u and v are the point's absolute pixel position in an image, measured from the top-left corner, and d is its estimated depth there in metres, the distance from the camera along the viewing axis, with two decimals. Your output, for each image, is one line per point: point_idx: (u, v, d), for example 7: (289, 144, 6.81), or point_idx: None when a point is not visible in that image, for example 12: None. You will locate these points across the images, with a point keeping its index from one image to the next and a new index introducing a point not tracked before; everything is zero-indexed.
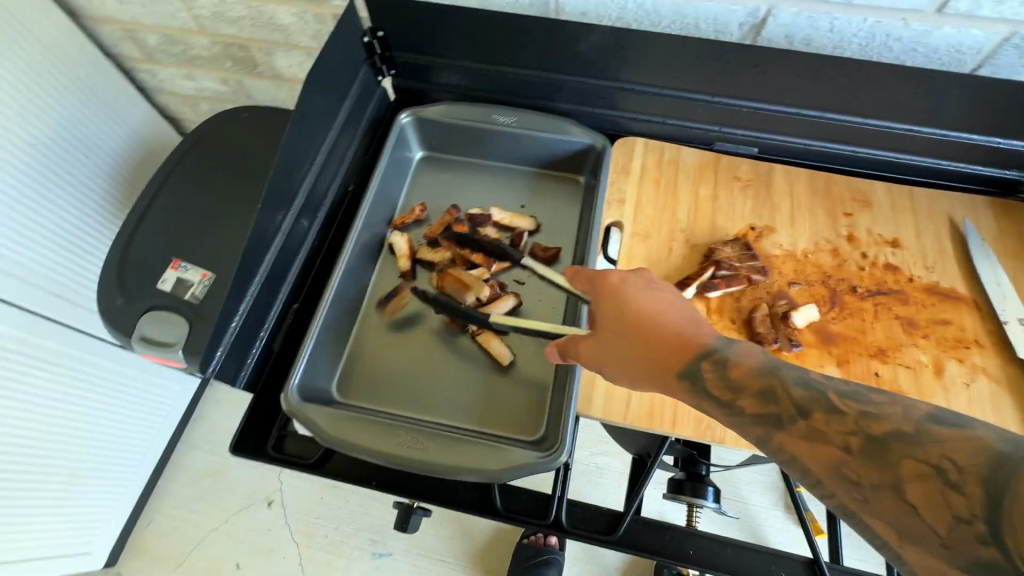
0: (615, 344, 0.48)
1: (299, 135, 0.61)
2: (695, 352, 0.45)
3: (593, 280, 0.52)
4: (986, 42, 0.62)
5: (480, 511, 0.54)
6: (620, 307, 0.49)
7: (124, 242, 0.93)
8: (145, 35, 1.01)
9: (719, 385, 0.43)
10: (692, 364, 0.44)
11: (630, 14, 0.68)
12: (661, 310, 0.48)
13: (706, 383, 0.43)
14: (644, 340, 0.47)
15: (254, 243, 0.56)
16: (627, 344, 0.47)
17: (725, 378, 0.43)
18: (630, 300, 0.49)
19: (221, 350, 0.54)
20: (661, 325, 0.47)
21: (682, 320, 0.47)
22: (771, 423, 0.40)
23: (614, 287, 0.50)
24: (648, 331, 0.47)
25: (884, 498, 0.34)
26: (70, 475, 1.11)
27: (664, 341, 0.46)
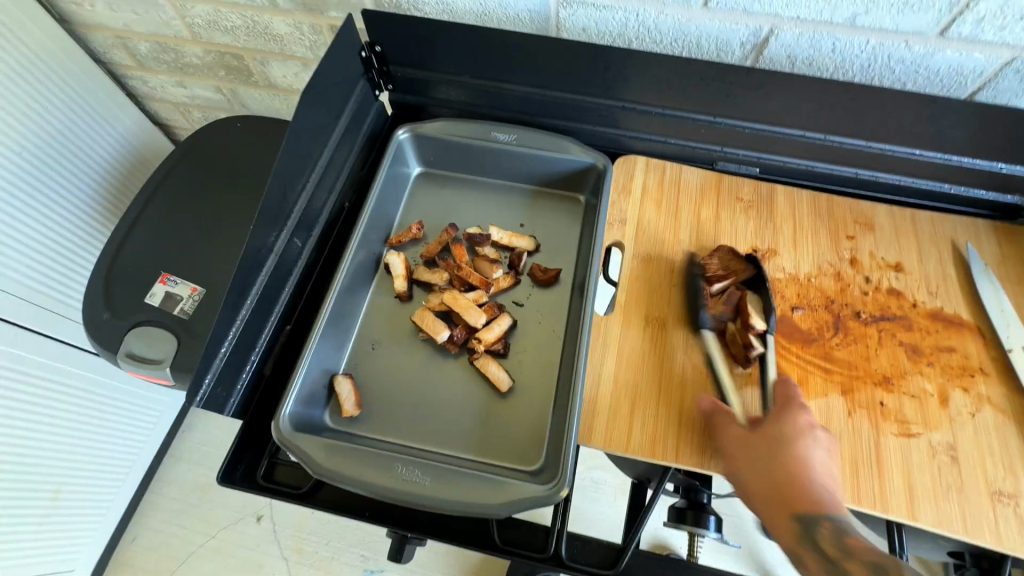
0: (757, 449, 0.51)
1: (293, 151, 0.59)
2: (821, 508, 0.47)
3: (788, 396, 0.52)
4: (987, 66, 0.62)
5: (478, 546, 0.52)
6: (783, 438, 0.50)
7: (111, 256, 0.90)
8: (137, 43, 1.00)
9: (830, 542, 0.46)
10: (811, 514, 0.47)
11: (631, 32, 0.68)
12: (817, 459, 0.49)
13: (819, 536, 0.46)
14: (774, 458, 0.50)
15: (246, 265, 0.54)
16: (760, 470, 0.50)
17: (839, 542, 0.46)
18: (800, 437, 0.50)
19: (209, 377, 0.51)
20: (809, 471, 0.49)
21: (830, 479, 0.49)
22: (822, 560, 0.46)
23: (788, 410, 0.51)
24: (784, 459, 0.49)
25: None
26: (53, 490, 1.06)
27: (802, 481, 0.48)
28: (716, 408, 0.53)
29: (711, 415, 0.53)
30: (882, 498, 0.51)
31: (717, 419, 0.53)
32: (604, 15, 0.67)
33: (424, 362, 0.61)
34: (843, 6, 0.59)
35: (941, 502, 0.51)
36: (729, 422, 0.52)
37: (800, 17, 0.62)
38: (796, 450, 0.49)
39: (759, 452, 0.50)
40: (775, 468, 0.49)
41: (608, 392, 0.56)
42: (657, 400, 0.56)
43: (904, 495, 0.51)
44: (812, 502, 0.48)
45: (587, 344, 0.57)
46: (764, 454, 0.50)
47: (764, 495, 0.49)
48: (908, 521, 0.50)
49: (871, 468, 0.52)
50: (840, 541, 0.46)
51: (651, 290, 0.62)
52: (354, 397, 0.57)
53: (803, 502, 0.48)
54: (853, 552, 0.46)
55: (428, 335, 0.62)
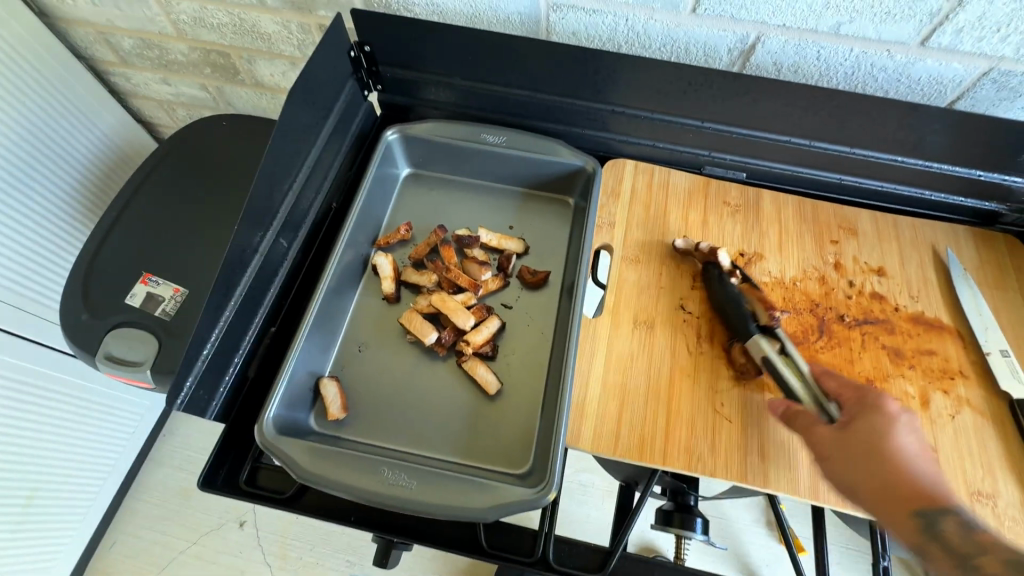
0: (855, 450, 0.49)
1: (280, 150, 0.58)
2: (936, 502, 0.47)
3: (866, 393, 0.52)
4: (966, 76, 0.63)
5: (464, 550, 0.52)
6: (876, 436, 0.50)
7: (91, 254, 0.88)
8: (121, 39, 0.98)
9: (958, 537, 0.45)
10: (929, 509, 0.47)
11: (620, 37, 0.69)
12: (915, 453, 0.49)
13: (944, 531, 0.46)
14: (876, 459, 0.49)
15: (229, 266, 0.53)
16: (864, 472, 0.48)
17: (964, 534, 0.45)
18: (891, 433, 0.50)
19: (191, 380, 0.50)
20: (910, 466, 0.49)
21: (932, 470, 0.49)
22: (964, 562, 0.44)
23: (873, 407, 0.51)
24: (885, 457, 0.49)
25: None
26: (28, 496, 1.03)
27: (908, 476, 0.48)
28: (799, 415, 0.52)
29: (796, 423, 0.52)
30: None
31: (802, 426, 0.51)
32: (594, 19, 0.67)
33: (412, 366, 0.60)
34: (828, 15, 0.60)
35: None
36: (816, 427, 0.51)
37: (786, 24, 0.62)
38: (892, 446, 0.49)
39: (859, 453, 0.49)
40: (879, 468, 0.49)
41: (597, 393, 0.56)
42: (654, 405, 0.56)
43: None
44: (925, 497, 0.47)
45: (576, 346, 0.57)
46: (866, 454, 0.49)
47: (875, 497, 0.48)
48: None
49: None
50: (964, 533, 0.45)
51: (640, 292, 0.62)
52: (340, 400, 0.57)
53: (917, 498, 0.47)
54: (987, 547, 0.45)
55: (416, 338, 0.61)
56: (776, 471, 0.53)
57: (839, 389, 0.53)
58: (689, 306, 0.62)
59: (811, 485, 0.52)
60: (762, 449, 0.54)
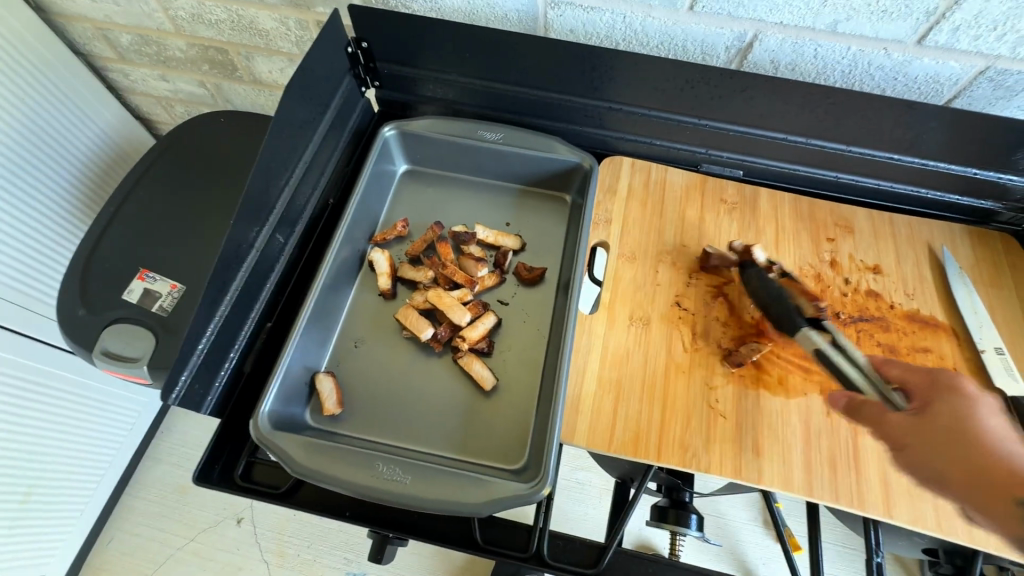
0: (933, 435, 0.54)
1: (277, 146, 0.58)
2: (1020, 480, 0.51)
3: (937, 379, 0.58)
4: (963, 74, 0.63)
5: (457, 545, 0.52)
6: (959, 419, 0.55)
7: (89, 249, 0.88)
8: (118, 35, 0.98)
9: None
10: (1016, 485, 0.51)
11: (618, 34, 0.69)
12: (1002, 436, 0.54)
13: None
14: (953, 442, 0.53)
15: (225, 261, 0.53)
16: (945, 457, 0.53)
17: None
18: (967, 415, 0.55)
19: (186, 374, 0.50)
20: (997, 445, 0.53)
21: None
22: None
23: (942, 390, 0.57)
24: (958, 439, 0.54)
25: None
26: (25, 492, 1.04)
27: (993, 456, 0.53)
28: (864, 405, 0.56)
29: (862, 413, 0.55)
30: (859, 496, 0.52)
31: (870, 416, 0.55)
32: (592, 17, 0.67)
33: (408, 361, 0.61)
34: (825, 13, 0.60)
35: (916, 499, 0.52)
36: (887, 416, 0.55)
37: (783, 22, 0.63)
38: (973, 427, 0.55)
39: (942, 436, 0.54)
40: (960, 450, 0.53)
41: (592, 389, 0.56)
42: (650, 401, 0.56)
43: (880, 492, 0.52)
44: (1013, 474, 0.52)
45: (571, 342, 0.57)
46: (947, 439, 0.54)
47: (958, 479, 0.52)
48: (884, 518, 0.51)
49: (850, 467, 0.53)
50: None
51: (636, 289, 0.63)
52: (335, 395, 0.57)
53: (1001, 475, 0.52)
54: None
55: (412, 334, 0.61)
56: (770, 467, 0.53)
57: (903, 375, 0.58)
58: (686, 303, 0.62)
59: (805, 481, 0.52)
60: (757, 445, 0.54)
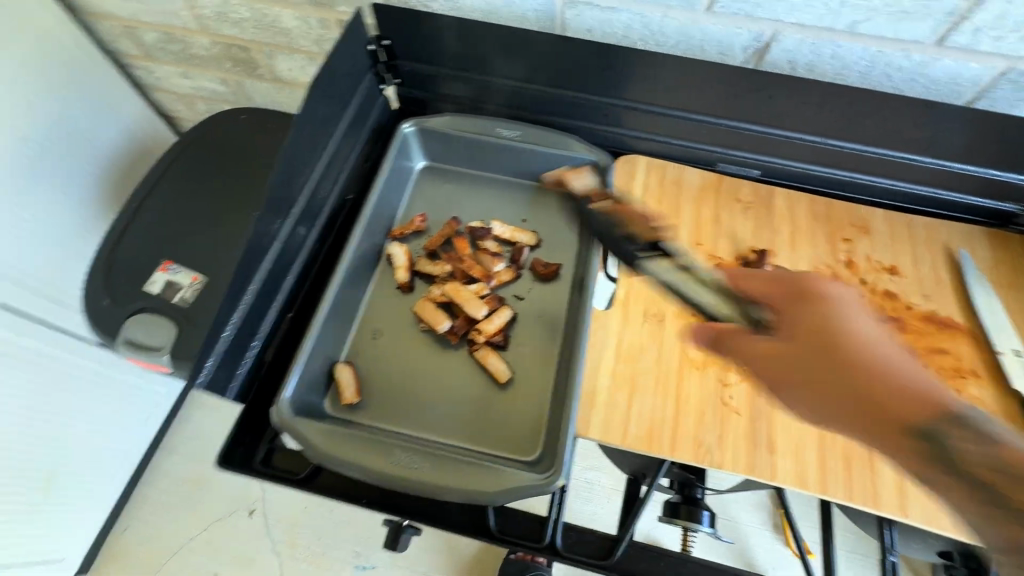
0: (836, 376, 0.47)
1: (301, 141, 0.59)
2: (938, 409, 0.43)
3: (784, 285, 0.51)
4: (984, 76, 0.63)
5: (472, 533, 0.53)
6: (842, 346, 0.48)
7: (114, 240, 0.91)
8: (145, 32, 1.00)
9: (977, 459, 0.41)
10: (924, 422, 0.43)
11: (635, 34, 0.70)
12: (864, 331, 0.48)
13: (955, 449, 0.41)
14: (835, 362, 0.47)
15: (250, 252, 0.54)
16: (852, 396, 0.46)
17: (985, 455, 0.41)
18: (836, 321, 0.49)
19: (211, 360, 0.51)
20: (880, 371, 0.46)
21: (886, 347, 0.48)
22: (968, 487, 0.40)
23: (816, 299, 0.50)
24: (872, 367, 0.46)
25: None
26: (46, 479, 1.06)
27: (880, 381, 0.46)
28: (725, 338, 0.51)
29: (725, 347, 0.51)
30: (873, 494, 0.52)
31: (733, 350, 0.50)
32: (610, 17, 0.68)
33: (425, 354, 0.62)
34: (844, 14, 0.61)
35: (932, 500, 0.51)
36: (758, 348, 0.49)
37: (802, 23, 0.63)
38: (847, 333, 0.48)
39: (844, 381, 0.46)
40: (882, 392, 0.45)
41: (607, 383, 0.57)
42: (664, 396, 0.56)
43: (895, 492, 0.52)
44: (919, 409, 0.44)
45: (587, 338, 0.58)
46: (829, 365, 0.47)
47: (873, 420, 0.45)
48: (899, 517, 0.51)
49: (865, 465, 0.53)
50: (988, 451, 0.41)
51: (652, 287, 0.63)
52: (354, 385, 0.58)
53: (898, 410, 0.44)
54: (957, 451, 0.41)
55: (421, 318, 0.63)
56: (784, 464, 0.53)
57: (765, 287, 0.52)
58: None
59: (819, 479, 0.52)
60: (770, 442, 0.54)
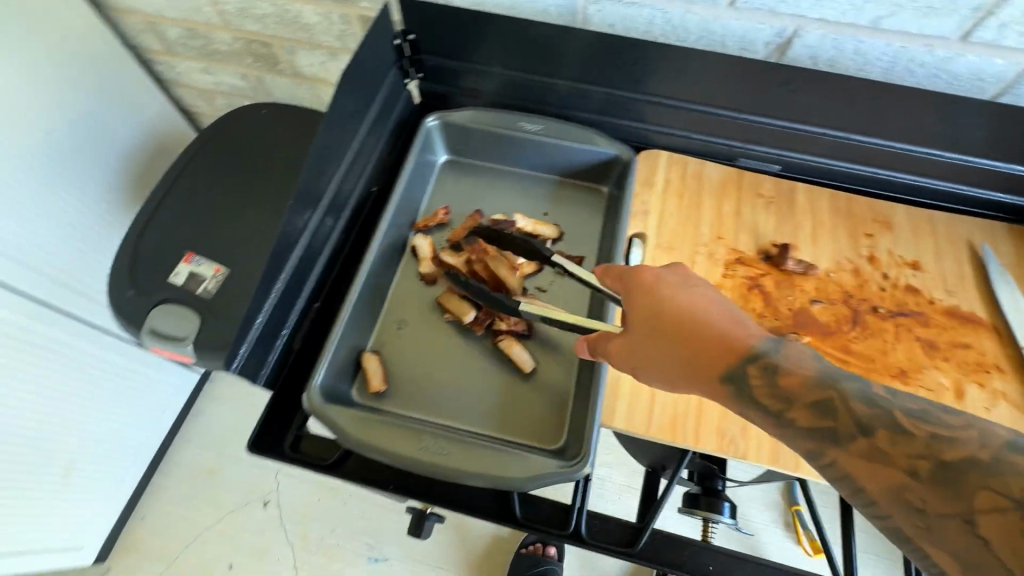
0: (634, 343, 0.49)
1: (330, 135, 0.60)
2: (740, 355, 0.45)
3: (622, 274, 0.53)
4: (1008, 71, 0.63)
5: (498, 519, 0.53)
6: (654, 308, 0.49)
7: (139, 232, 0.92)
8: (168, 28, 1.01)
9: (768, 393, 0.43)
10: (736, 368, 0.44)
11: (657, 30, 0.70)
12: (681, 301, 0.48)
13: (754, 391, 0.43)
14: (683, 337, 0.47)
15: (281, 242, 0.55)
16: (670, 352, 0.47)
17: (775, 387, 0.43)
18: (662, 297, 0.49)
19: (244, 347, 0.52)
20: (693, 325, 0.47)
21: (700, 301, 0.48)
22: (828, 439, 0.40)
23: (647, 281, 0.51)
24: (687, 333, 0.47)
25: (951, 528, 0.35)
26: (66, 467, 1.08)
27: (703, 338, 0.46)
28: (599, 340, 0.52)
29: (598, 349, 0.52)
30: None
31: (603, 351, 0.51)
32: (632, 12, 0.68)
33: (449, 344, 0.62)
34: (868, 9, 0.61)
35: None
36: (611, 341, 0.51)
37: (825, 18, 0.63)
38: (663, 297, 0.49)
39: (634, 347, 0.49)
40: (665, 348, 0.47)
41: (630, 374, 0.57)
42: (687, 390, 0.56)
43: None
44: (727, 356, 0.45)
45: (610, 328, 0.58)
46: (670, 348, 0.47)
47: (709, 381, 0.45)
48: None
49: None
50: (776, 386, 0.43)
51: None
52: (382, 372, 0.59)
53: (718, 362, 0.45)
54: (793, 396, 0.42)
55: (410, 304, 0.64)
56: None
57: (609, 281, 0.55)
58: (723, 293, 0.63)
59: None
60: None
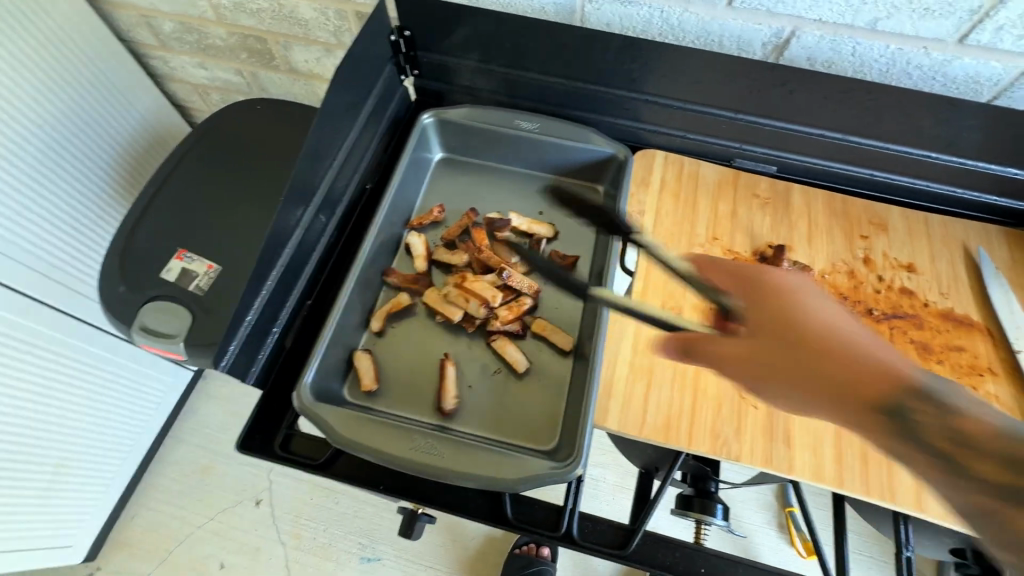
0: (757, 353, 0.47)
1: (324, 130, 0.59)
2: (900, 387, 0.40)
3: (745, 282, 0.51)
4: (1004, 75, 0.63)
5: (489, 520, 0.53)
6: (795, 326, 0.46)
7: (130, 228, 0.91)
8: (162, 22, 1.00)
9: (945, 437, 0.37)
10: (900, 403, 0.40)
11: (655, 29, 0.70)
12: (824, 314, 0.47)
13: (925, 429, 0.38)
14: (811, 355, 0.44)
15: (273, 238, 0.54)
16: (807, 375, 0.44)
17: (952, 431, 0.37)
18: (800, 309, 0.47)
19: (234, 345, 0.52)
20: (833, 347, 0.44)
21: (846, 327, 0.45)
22: (1013, 497, 0.34)
23: (783, 293, 0.49)
24: (831, 347, 0.44)
25: None
26: (56, 464, 1.07)
27: (847, 362, 0.43)
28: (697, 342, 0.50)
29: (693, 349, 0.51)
30: (890, 489, 0.52)
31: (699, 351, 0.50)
32: (629, 10, 0.68)
33: (442, 343, 0.62)
34: (865, 10, 0.61)
35: None
36: (718, 348, 0.49)
37: (823, 19, 0.63)
38: (801, 314, 0.47)
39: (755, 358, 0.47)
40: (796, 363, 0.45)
41: (624, 374, 0.57)
42: (680, 392, 0.56)
43: (913, 487, 0.52)
44: (889, 385, 0.40)
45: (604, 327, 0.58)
46: (806, 362, 0.44)
47: (857, 407, 0.41)
48: (915, 513, 0.51)
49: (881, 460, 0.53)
50: (957, 432, 0.37)
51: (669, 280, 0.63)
52: (373, 371, 0.58)
53: (875, 393, 0.40)
54: (977, 443, 0.36)
55: (396, 311, 0.63)
56: (802, 457, 0.53)
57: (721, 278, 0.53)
58: None
59: (836, 473, 0.52)
60: (788, 436, 0.54)
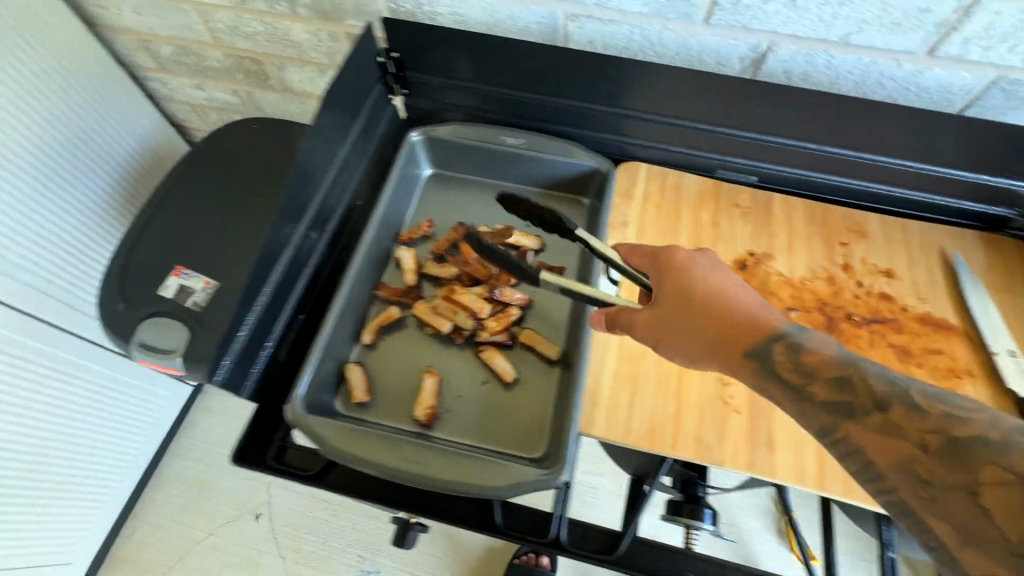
0: None
1: (315, 150, 0.62)
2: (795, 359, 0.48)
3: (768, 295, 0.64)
4: (975, 84, 0.65)
5: (479, 528, 0.54)
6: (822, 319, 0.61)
7: (129, 246, 0.93)
8: (160, 46, 1.03)
9: (789, 367, 0.45)
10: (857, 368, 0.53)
11: (635, 45, 0.72)
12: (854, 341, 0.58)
13: (776, 364, 0.45)
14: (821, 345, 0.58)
15: (266, 255, 0.56)
16: None
17: (797, 362, 0.45)
18: (695, 280, 0.52)
19: (227, 360, 0.53)
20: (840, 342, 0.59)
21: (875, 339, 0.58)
22: (842, 413, 0.41)
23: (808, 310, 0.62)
24: (720, 309, 0.50)
25: (955, 500, 0.35)
26: (57, 481, 1.09)
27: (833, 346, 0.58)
28: None
29: None
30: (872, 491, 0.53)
31: None
32: (610, 29, 0.70)
33: (433, 356, 0.64)
34: (836, 24, 0.63)
35: None
36: None
37: (797, 34, 0.65)
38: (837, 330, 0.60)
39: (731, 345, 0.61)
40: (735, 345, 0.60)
41: (609, 382, 0.58)
42: (664, 402, 0.57)
43: None
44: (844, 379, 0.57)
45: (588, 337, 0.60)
46: None
47: None
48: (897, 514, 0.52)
49: None
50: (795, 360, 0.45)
51: None
52: (365, 384, 0.60)
53: None
54: (812, 369, 0.44)
55: (386, 324, 0.65)
56: (784, 461, 0.54)
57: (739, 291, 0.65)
58: None
59: (816, 476, 0.53)
60: (770, 441, 0.55)
